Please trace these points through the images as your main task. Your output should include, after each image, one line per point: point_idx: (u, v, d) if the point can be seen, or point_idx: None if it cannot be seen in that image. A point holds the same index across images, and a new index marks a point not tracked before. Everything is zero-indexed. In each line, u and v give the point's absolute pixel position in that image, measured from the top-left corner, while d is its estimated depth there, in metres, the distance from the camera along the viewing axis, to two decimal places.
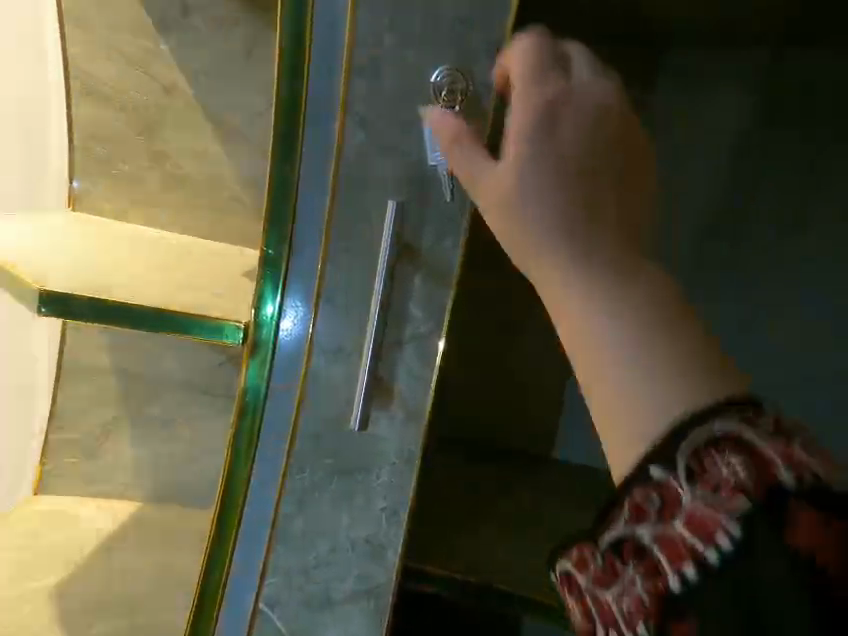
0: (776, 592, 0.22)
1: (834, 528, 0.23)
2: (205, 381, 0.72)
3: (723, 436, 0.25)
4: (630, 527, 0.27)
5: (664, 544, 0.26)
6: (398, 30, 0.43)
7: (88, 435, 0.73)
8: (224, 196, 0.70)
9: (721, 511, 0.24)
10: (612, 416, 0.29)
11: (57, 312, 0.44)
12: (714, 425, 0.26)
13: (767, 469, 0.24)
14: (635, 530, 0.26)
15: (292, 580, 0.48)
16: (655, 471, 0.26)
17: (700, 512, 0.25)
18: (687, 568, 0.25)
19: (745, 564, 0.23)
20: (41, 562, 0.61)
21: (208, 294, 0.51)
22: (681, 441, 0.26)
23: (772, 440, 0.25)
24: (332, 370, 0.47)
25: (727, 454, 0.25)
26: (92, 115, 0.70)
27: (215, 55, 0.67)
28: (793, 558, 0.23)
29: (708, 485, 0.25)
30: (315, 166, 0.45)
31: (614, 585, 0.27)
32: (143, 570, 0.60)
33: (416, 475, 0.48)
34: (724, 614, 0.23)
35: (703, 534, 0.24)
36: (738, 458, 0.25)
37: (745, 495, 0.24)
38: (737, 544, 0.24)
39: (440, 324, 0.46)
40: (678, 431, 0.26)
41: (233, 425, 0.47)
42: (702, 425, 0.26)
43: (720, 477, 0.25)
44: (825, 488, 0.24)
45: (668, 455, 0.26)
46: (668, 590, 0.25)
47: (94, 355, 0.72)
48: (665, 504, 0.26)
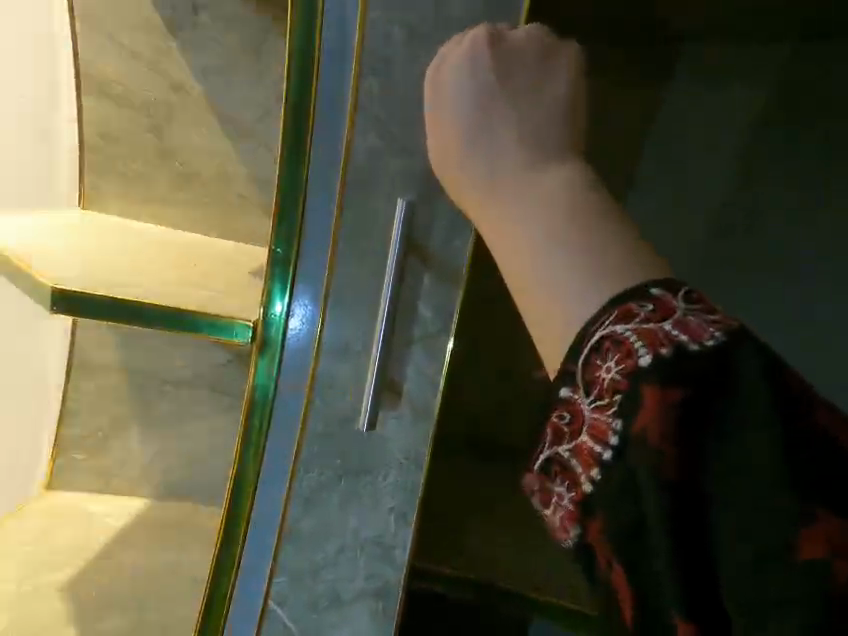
0: (643, 470, 0.27)
1: (681, 400, 0.27)
2: (213, 379, 0.72)
3: (600, 343, 0.30)
4: (559, 449, 0.31)
5: (575, 453, 0.30)
6: (408, 27, 0.43)
7: (97, 432, 0.73)
8: (232, 194, 0.70)
9: (606, 414, 0.29)
10: (538, 311, 0.33)
11: (67, 310, 0.44)
12: (594, 332, 0.30)
13: (629, 358, 0.28)
14: (558, 450, 0.32)
15: (300, 578, 0.48)
16: (562, 394, 0.31)
17: (591, 421, 0.29)
18: (594, 470, 0.29)
19: (622, 458, 0.28)
20: (53, 558, 0.62)
21: (216, 293, 0.51)
22: (577, 361, 0.30)
23: (636, 327, 0.29)
24: (341, 369, 0.47)
25: (606, 355, 0.29)
26: (102, 113, 0.70)
27: (224, 53, 0.67)
28: (656, 440, 0.27)
29: (597, 393, 0.29)
30: (325, 165, 0.45)
31: (551, 503, 0.32)
32: (153, 566, 0.61)
33: (424, 475, 0.48)
34: (616, 500, 0.28)
35: (595, 436, 0.29)
36: (611, 359, 0.29)
37: (619, 393, 0.28)
38: (618, 443, 0.28)
39: (449, 325, 0.46)
40: (575, 349, 0.31)
41: (241, 424, 0.47)
42: (587, 341, 0.30)
43: (604, 382, 0.29)
44: (685, 357, 0.27)
45: (568, 374, 0.31)
46: (585, 493, 0.30)
47: (103, 352, 0.73)
48: (570, 426, 0.31)
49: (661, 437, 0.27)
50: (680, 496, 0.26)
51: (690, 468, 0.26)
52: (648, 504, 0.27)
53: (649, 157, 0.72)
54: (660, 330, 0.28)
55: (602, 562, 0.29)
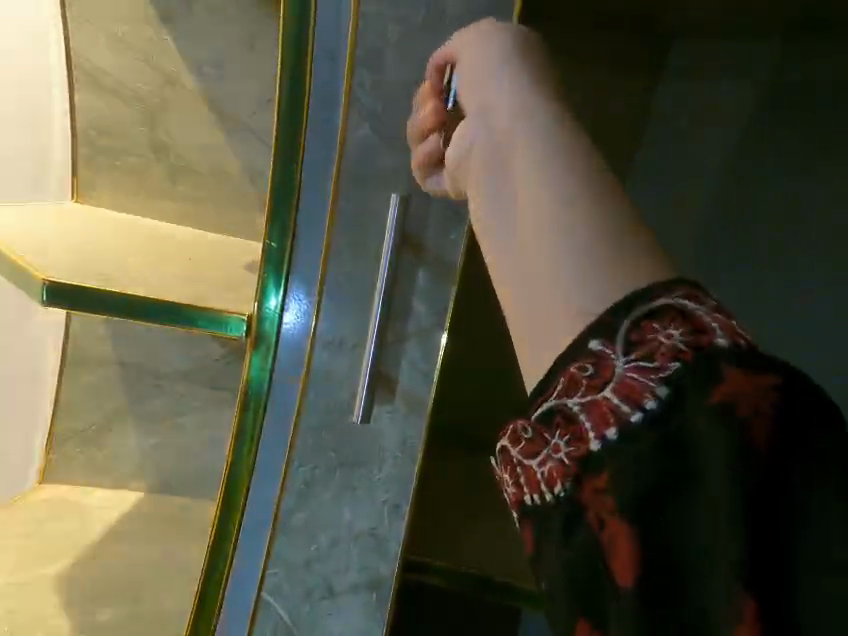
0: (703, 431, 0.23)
1: (765, 390, 0.24)
2: (208, 374, 0.72)
3: (645, 314, 0.26)
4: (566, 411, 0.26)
5: (591, 410, 0.25)
6: (403, 22, 0.43)
7: (91, 426, 0.73)
8: (227, 188, 0.70)
9: (651, 376, 0.25)
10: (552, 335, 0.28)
11: (59, 303, 0.44)
12: (654, 299, 0.26)
13: (691, 339, 0.25)
14: (565, 400, 0.26)
15: (294, 570, 0.49)
16: (590, 345, 0.26)
17: (625, 380, 0.25)
18: (612, 428, 0.25)
19: (671, 421, 0.24)
20: (48, 551, 0.62)
21: (211, 287, 0.51)
22: (614, 320, 0.26)
23: (700, 311, 0.25)
24: (335, 363, 0.47)
25: (645, 326, 0.25)
26: (95, 105, 0.69)
27: (217, 45, 0.67)
28: (720, 413, 0.23)
29: (644, 351, 0.25)
30: (318, 158, 0.45)
31: (540, 454, 0.27)
32: (148, 558, 0.62)
33: (418, 469, 0.48)
34: (653, 459, 0.24)
35: (628, 389, 0.25)
36: (668, 328, 0.25)
37: (678, 360, 0.24)
38: (666, 402, 0.24)
39: (443, 320, 0.47)
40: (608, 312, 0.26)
41: (236, 417, 0.47)
42: (629, 305, 0.26)
43: (646, 345, 0.25)
44: (741, 351, 0.24)
45: (607, 328, 0.26)
46: (590, 452, 0.25)
47: (97, 346, 0.73)
48: (583, 381, 0.26)
49: (733, 415, 0.23)
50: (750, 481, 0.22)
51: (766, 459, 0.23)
52: (702, 469, 0.23)
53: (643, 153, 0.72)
54: (720, 321, 0.25)
55: (595, 529, 0.24)
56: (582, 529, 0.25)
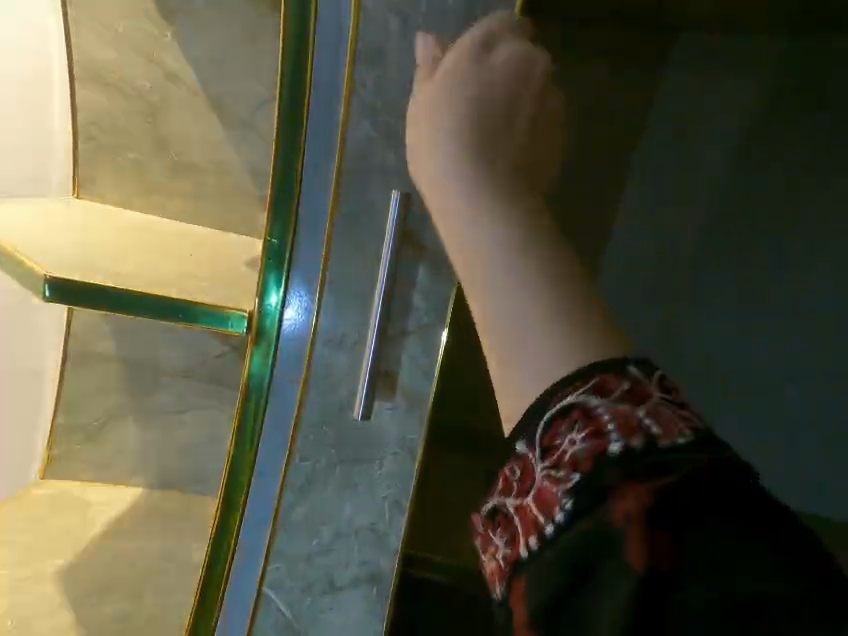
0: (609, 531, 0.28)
1: (658, 487, 0.28)
2: (209, 369, 0.72)
3: (574, 406, 0.31)
4: (518, 495, 0.33)
5: (521, 516, 0.32)
6: (403, 16, 0.42)
7: (92, 422, 0.74)
8: (228, 185, 0.70)
9: (558, 488, 0.30)
10: None
11: (62, 299, 0.44)
12: (563, 401, 0.31)
13: (599, 438, 0.30)
14: (503, 502, 0.34)
15: (295, 565, 0.49)
16: (535, 436, 0.32)
17: (541, 489, 0.31)
18: (558, 511, 0.30)
19: (573, 527, 0.29)
20: (51, 545, 0.63)
21: (213, 283, 0.51)
22: (547, 410, 0.32)
23: (609, 405, 0.30)
24: (335, 359, 0.47)
25: (573, 420, 0.31)
26: (96, 101, 0.69)
27: (219, 41, 0.67)
28: (619, 520, 0.28)
29: (566, 446, 0.31)
30: (319, 155, 0.45)
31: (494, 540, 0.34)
32: (150, 553, 0.62)
33: (418, 464, 0.49)
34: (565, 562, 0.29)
35: (560, 475, 0.30)
36: (578, 429, 0.30)
37: (576, 471, 0.30)
38: (569, 515, 0.29)
39: (445, 315, 0.47)
40: (543, 401, 0.32)
41: (237, 413, 0.48)
42: (557, 395, 0.32)
43: (568, 441, 0.30)
44: (656, 446, 0.29)
45: (528, 432, 0.32)
46: (520, 557, 0.32)
47: (98, 342, 0.73)
48: (530, 471, 0.32)
49: (625, 521, 0.27)
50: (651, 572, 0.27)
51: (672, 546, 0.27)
52: (611, 561, 0.28)
53: (644, 149, 0.72)
54: (616, 418, 0.30)
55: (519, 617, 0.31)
56: (541, 601, 0.30)
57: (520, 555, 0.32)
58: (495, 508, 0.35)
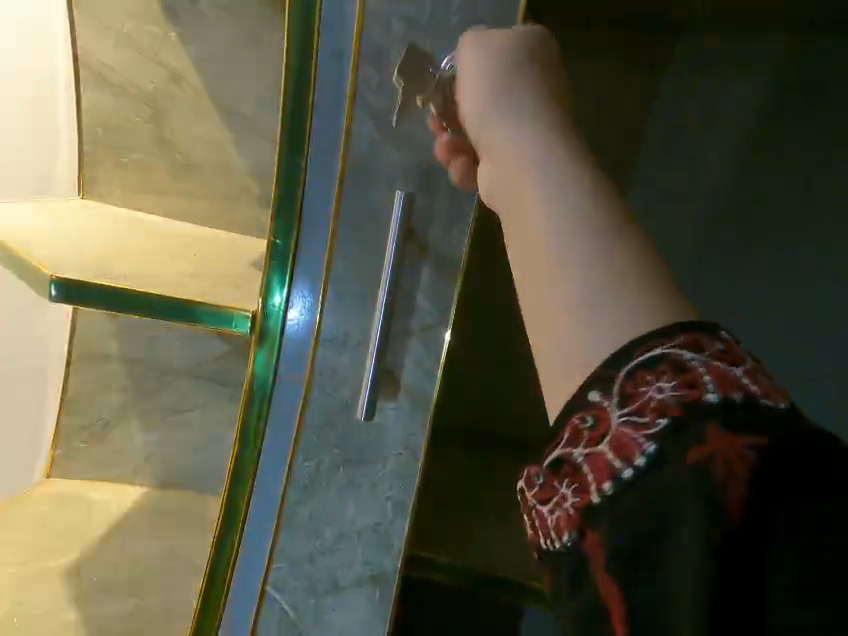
0: (704, 477, 0.24)
1: (766, 443, 0.24)
2: (213, 369, 0.72)
3: (664, 358, 0.27)
4: (587, 447, 0.27)
5: (589, 461, 0.27)
6: (408, 17, 0.43)
7: (96, 421, 0.74)
8: (232, 185, 0.70)
9: (640, 432, 0.26)
10: None
11: (67, 300, 0.45)
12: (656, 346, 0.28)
13: (693, 389, 0.26)
14: (570, 451, 0.28)
15: (298, 564, 0.49)
16: (614, 384, 0.28)
17: (617, 433, 0.27)
18: (638, 456, 0.26)
19: (663, 474, 0.25)
20: (55, 544, 0.63)
21: (217, 283, 0.51)
22: (630, 361, 0.28)
23: (704, 360, 0.27)
24: (339, 359, 0.47)
25: (660, 372, 0.27)
26: (101, 102, 0.70)
27: (223, 42, 0.67)
28: (719, 471, 0.24)
29: (653, 394, 0.26)
30: (324, 156, 0.45)
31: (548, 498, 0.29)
32: (153, 552, 0.62)
33: (421, 465, 0.49)
34: (650, 513, 0.25)
35: (642, 420, 0.26)
36: (665, 378, 0.26)
37: (665, 416, 0.26)
38: (653, 459, 0.25)
39: (447, 316, 0.47)
40: (624, 353, 0.28)
41: (241, 413, 0.48)
42: (646, 346, 0.28)
43: (656, 389, 0.26)
44: (756, 402, 0.26)
45: (603, 378, 0.28)
46: (591, 503, 0.27)
47: (103, 342, 0.73)
48: (605, 420, 0.27)
49: (725, 471, 0.24)
50: (744, 526, 0.23)
51: (768, 500, 0.24)
52: (701, 510, 0.24)
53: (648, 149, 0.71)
54: (711, 368, 0.26)
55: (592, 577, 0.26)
56: (617, 548, 0.25)
57: (591, 503, 0.27)
58: (559, 458, 0.28)
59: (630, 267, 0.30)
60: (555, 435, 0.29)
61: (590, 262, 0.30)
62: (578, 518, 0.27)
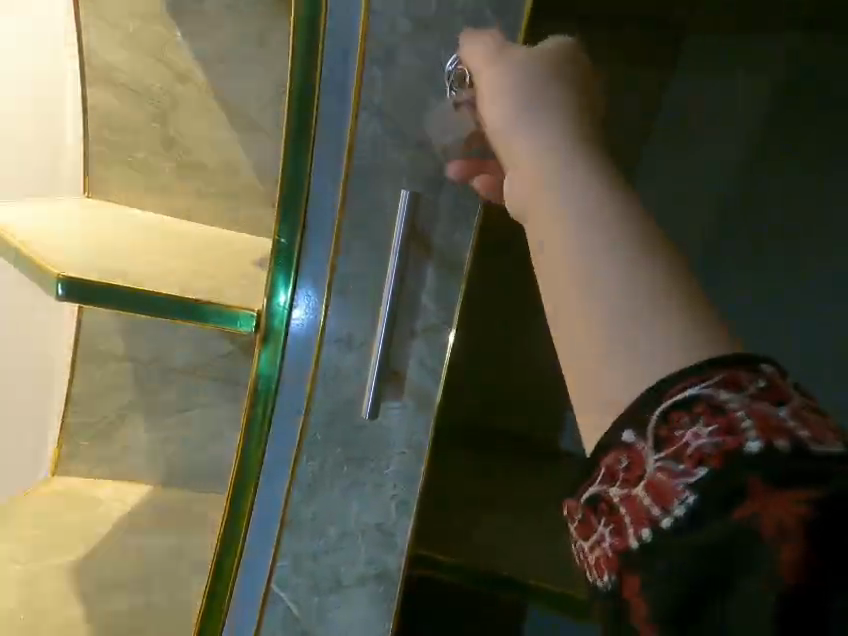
0: (753, 535, 0.23)
1: (816, 498, 0.23)
2: (216, 368, 0.73)
3: (700, 401, 0.26)
4: (622, 489, 0.27)
5: (628, 506, 0.27)
6: (413, 17, 0.43)
7: (101, 419, 0.74)
8: (235, 185, 0.71)
9: (679, 479, 0.25)
10: None
11: (73, 298, 0.45)
12: (682, 390, 0.26)
13: (733, 437, 0.25)
14: (606, 490, 0.28)
15: (302, 563, 0.49)
16: (648, 425, 0.27)
17: (656, 479, 0.26)
18: (677, 505, 0.25)
19: (705, 528, 0.24)
20: (61, 540, 0.64)
21: (222, 283, 0.52)
22: (664, 402, 0.26)
23: (745, 404, 0.25)
24: (343, 359, 0.47)
25: (697, 416, 0.26)
26: (106, 101, 0.70)
27: (228, 41, 0.67)
28: (767, 531, 0.23)
29: (689, 440, 0.26)
30: (329, 155, 0.45)
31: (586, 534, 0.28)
32: (158, 549, 0.63)
33: (426, 465, 0.49)
34: (690, 564, 0.24)
35: (681, 468, 0.25)
36: (702, 423, 0.25)
37: (705, 465, 0.25)
38: (694, 510, 0.25)
39: (452, 315, 0.47)
40: (659, 393, 0.27)
41: (245, 412, 0.48)
42: (681, 388, 0.26)
43: (692, 435, 0.25)
44: (807, 451, 0.24)
45: (639, 417, 0.27)
46: (629, 548, 0.26)
47: (108, 340, 0.74)
48: (641, 462, 0.26)
49: (775, 532, 0.23)
50: (799, 584, 0.22)
51: (829, 560, 0.23)
52: (750, 568, 0.23)
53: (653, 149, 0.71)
54: (752, 414, 0.25)
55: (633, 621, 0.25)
56: (659, 605, 0.24)
57: (628, 547, 0.26)
58: (596, 495, 0.28)
59: (643, 272, 0.29)
60: (590, 471, 0.29)
61: (609, 267, 0.29)
62: (617, 559, 0.27)
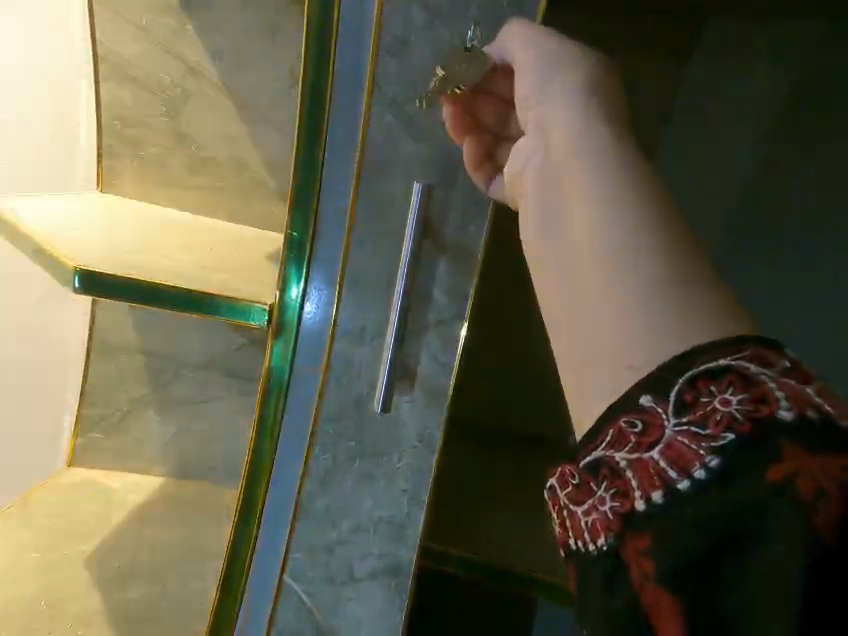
0: (782, 497, 0.21)
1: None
2: (227, 362, 0.73)
3: (729, 369, 0.25)
4: (633, 452, 0.26)
5: (638, 469, 0.25)
6: (428, 6, 0.42)
7: (116, 412, 0.75)
8: (247, 179, 0.71)
9: (701, 443, 0.24)
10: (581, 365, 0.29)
11: (90, 291, 0.46)
12: (714, 359, 0.25)
13: (763, 404, 0.23)
14: (613, 455, 0.26)
15: (315, 555, 0.49)
16: (671, 391, 0.25)
17: (674, 443, 0.24)
18: (697, 467, 0.24)
19: (728, 490, 0.22)
20: (75, 531, 0.65)
21: (235, 276, 0.52)
22: (690, 369, 0.26)
23: (774, 375, 0.24)
24: (355, 352, 0.47)
25: (725, 382, 0.24)
26: (118, 96, 0.70)
27: (240, 34, 0.67)
28: (803, 492, 0.21)
29: (717, 404, 0.24)
30: (342, 148, 0.45)
31: (587, 501, 0.27)
32: (172, 540, 0.64)
33: (437, 459, 0.49)
34: (710, 529, 0.22)
35: (706, 432, 0.24)
36: (730, 389, 0.24)
37: (732, 430, 0.23)
38: (716, 473, 0.23)
39: (466, 308, 0.46)
40: (683, 361, 0.26)
41: (258, 404, 0.48)
42: (707, 357, 0.25)
43: (720, 400, 0.24)
44: (838, 424, 0.23)
45: (660, 384, 0.26)
46: (635, 512, 0.25)
47: (121, 334, 0.74)
48: (659, 427, 0.25)
49: (813, 493, 0.21)
50: (831, 554, 0.20)
51: None
52: (781, 528, 0.21)
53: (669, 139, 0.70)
54: (784, 387, 0.24)
55: (635, 587, 0.23)
56: (671, 567, 0.22)
57: (634, 510, 0.25)
58: (600, 460, 0.27)
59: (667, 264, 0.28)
60: (597, 437, 0.27)
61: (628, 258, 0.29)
62: (619, 525, 0.25)
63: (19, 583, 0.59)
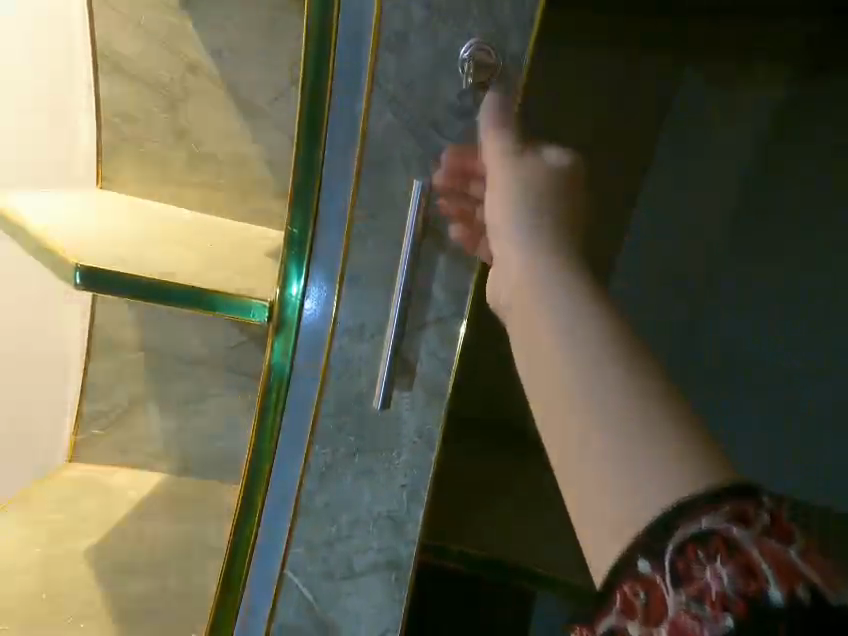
0: None
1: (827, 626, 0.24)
2: (227, 359, 0.73)
3: (713, 535, 0.26)
4: (645, 624, 0.27)
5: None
6: (428, 4, 0.42)
7: (116, 408, 0.76)
8: (247, 177, 0.71)
9: (702, 618, 0.25)
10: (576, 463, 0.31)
11: (89, 287, 0.45)
12: (697, 526, 0.26)
13: (749, 577, 0.25)
14: (627, 623, 0.28)
15: (315, 550, 0.50)
16: (664, 559, 0.27)
17: (678, 617, 0.26)
18: None
19: None
20: (77, 527, 0.65)
21: (235, 273, 0.52)
22: (676, 532, 0.27)
23: (753, 538, 0.26)
24: (355, 349, 0.47)
25: (712, 551, 0.26)
26: (118, 93, 0.70)
27: (239, 32, 0.67)
28: None
29: (709, 577, 0.26)
30: (341, 146, 0.45)
31: None
32: (172, 536, 0.64)
33: (436, 456, 0.49)
34: None
35: (706, 613, 0.25)
36: (719, 561, 0.26)
37: (729, 609, 0.25)
38: None
39: (466, 305, 0.47)
40: (668, 523, 0.27)
41: (259, 401, 0.48)
42: (689, 520, 0.26)
43: (711, 573, 0.26)
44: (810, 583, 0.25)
45: (653, 550, 0.27)
46: None
47: (121, 331, 0.75)
48: (661, 600, 0.26)
49: None
50: None
51: None
52: None
53: None
54: (764, 552, 0.25)
55: None
56: None
57: None
58: (615, 627, 0.28)
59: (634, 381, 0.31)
60: (607, 601, 0.29)
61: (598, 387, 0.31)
62: None
63: (21, 578, 0.59)
